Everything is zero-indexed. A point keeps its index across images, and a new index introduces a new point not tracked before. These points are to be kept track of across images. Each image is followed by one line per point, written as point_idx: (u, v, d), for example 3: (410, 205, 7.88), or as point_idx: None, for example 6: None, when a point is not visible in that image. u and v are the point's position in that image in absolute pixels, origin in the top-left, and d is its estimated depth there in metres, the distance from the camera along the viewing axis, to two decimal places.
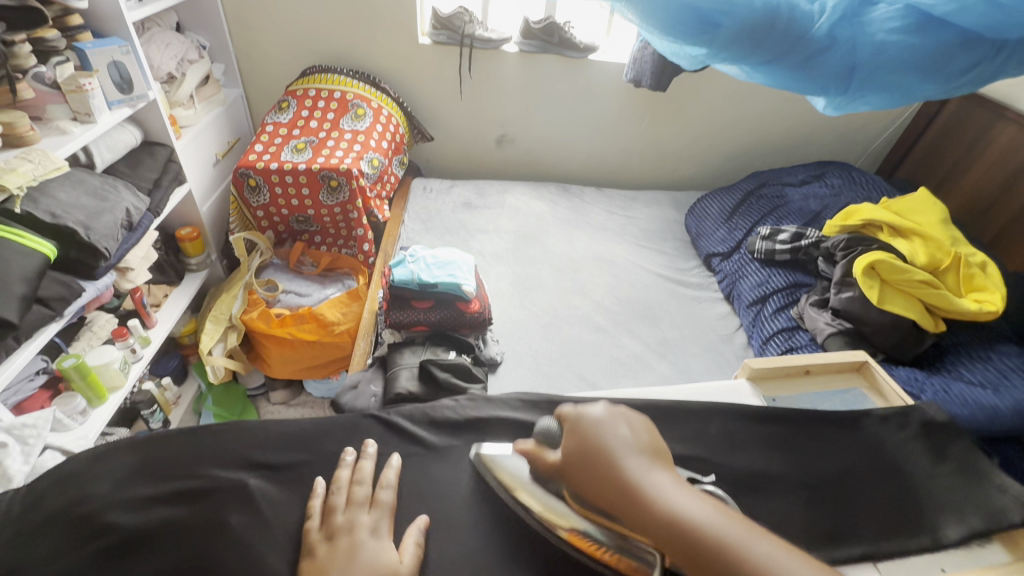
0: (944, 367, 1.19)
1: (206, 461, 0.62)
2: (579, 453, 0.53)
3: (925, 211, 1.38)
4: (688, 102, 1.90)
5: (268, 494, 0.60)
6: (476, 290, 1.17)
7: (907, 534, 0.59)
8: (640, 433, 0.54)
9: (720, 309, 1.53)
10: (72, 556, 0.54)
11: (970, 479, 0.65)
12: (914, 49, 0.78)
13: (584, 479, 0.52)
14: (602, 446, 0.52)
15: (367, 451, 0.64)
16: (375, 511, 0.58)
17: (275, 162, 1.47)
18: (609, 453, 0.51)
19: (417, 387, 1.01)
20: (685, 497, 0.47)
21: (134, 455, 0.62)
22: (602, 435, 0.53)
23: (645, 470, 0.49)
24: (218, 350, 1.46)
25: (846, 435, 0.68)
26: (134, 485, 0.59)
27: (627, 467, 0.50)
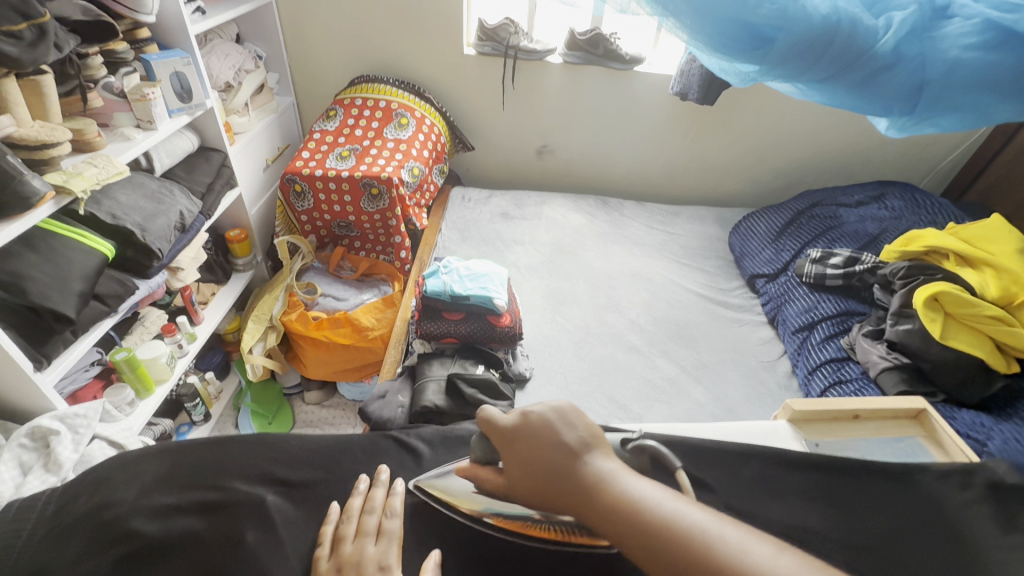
0: (1016, 412, 1.08)
1: (229, 473, 0.63)
2: (521, 457, 0.56)
3: (1000, 239, 1.26)
4: (737, 115, 1.83)
5: (284, 513, 0.61)
6: (507, 304, 1.16)
7: None
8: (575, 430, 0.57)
9: (763, 334, 1.45)
10: (95, 561, 0.56)
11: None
12: (994, 68, 0.71)
13: (526, 482, 0.55)
14: (544, 446, 0.56)
15: (381, 477, 0.64)
16: (381, 543, 0.57)
17: (320, 169, 1.52)
18: (549, 453, 0.55)
19: (443, 401, 1.00)
20: (626, 479, 0.52)
21: (160, 462, 0.64)
22: (539, 437, 0.56)
23: (591, 462, 0.54)
24: (257, 348, 1.51)
25: (898, 491, 0.62)
26: (157, 494, 0.61)
27: (573, 462, 0.54)
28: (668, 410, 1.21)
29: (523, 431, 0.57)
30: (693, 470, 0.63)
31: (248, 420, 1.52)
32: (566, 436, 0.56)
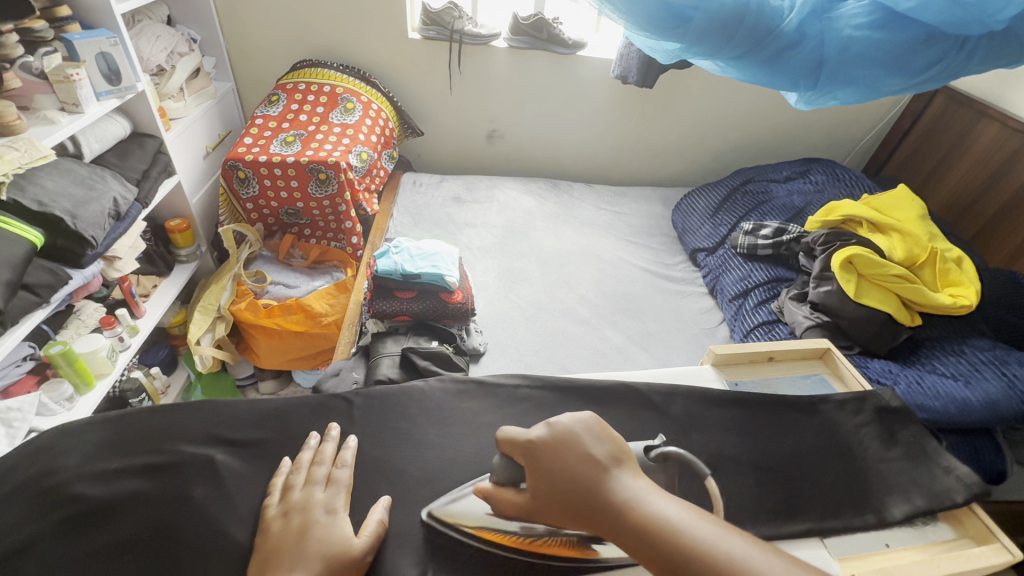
0: (919, 359, 1.20)
1: (176, 439, 0.65)
2: (545, 473, 0.53)
3: (904, 207, 1.41)
4: (676, 99, 1.91)
5: (233, 469, 0.63)
6: (459, 281, 1.19)
7: (855, 512, 0.61)
8: (599, 444, 0.53)
9: (704, 304, 1.55)
10: (36, 525, 0.57)
11: (923, 462, 0.68)
12: (880, 45, 0.80)
13: (545, 502, 0.52)
14: (572, 455, 0.52)
15: (330, 434, 0.66)
16: (329, 489, 0.60)
17: (264, 155, 1.49)
18: (575, 466, 0.51)
19: (398, 374, 1.02)
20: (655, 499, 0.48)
21: (104, 431, 0.65)
22: (567, 450, 0.53)
23: (620, 476, 0.50)
24: (206, 340, 1.47)
25: (804, 419, 0.70)
26: (101, 460, 0.62)
27: (600, 476, 0.50)
28: None
29: (549, 444, 0.54)
30: (625, 413, 0.69)
31: None
32: (594, 452, 0.52)
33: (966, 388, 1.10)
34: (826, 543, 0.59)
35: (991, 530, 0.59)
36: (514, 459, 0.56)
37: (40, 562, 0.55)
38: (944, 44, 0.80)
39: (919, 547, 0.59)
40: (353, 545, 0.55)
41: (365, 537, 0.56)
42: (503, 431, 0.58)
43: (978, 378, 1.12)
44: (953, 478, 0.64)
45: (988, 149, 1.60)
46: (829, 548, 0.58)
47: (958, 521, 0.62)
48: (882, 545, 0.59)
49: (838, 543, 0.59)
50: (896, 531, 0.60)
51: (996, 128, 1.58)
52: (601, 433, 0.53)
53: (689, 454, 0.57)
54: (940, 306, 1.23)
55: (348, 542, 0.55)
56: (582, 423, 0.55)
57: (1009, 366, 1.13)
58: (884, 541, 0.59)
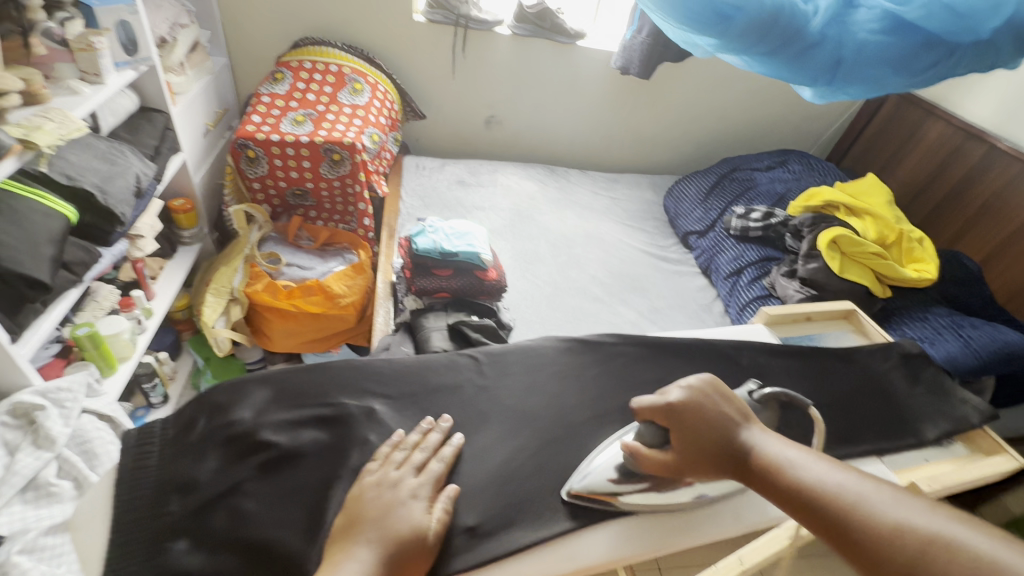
0: (891, 325, 1.40)
1: (336, 391, 0.72)
2: (687, 431, 0.63)
3: (874, 194, 1.60)
4: (666, 90, 2.03)
5: (392, 417, 0.71)
6: (492, 259, 1.25)
7: (901, 437, 0.75)
8: (730, 406, 0.65)
9: (699, 282, 1.69)
10: (237, 469, 0.64)
11: (937, 396, 0.82)
12: (889, 48, 0.93)
13: (696, 457, 0.62)
14: (707, 415, 0.63)
15: (441, 424, 0.69)
16: (421, 477, 0.62)
17: (275, 134, 1.46)
18: (706, 426, 0.62)
19: (450, 345, 1.07)
20: (776, 450, 0.61)
21: (267, 388, 0.71)
22: (708, 410, 0.64)
23: (751, 433, 0.63)
24: (220, 323, 1.44)
25: (842, 366, 0.84)
26: (273, 412, 0.68)
27: (737, 431, 0.63)
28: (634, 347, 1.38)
29: (687, 405, 0.64)
30: (697, 366, 0.80)
31: None
32: (724, 411, 0.64)
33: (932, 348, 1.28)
34: (883, 459, 0.73)
35: (1000, 445, 0.75)
36: (655, 422, 0.65)
37: (254, 500, 0.61)
38: (939, 49, 0.94)
39: (945, 458, 0.75)
40: (426, 535, 0.56)
41: (434, 524, 0.58)
42: (639, 402, 0.67)
43: (940, 339, 1.31)
44: (968, 407, 0.79)
45: (936, 144, 1.83)
46: (886, 463, 0.72)
47: (970, 440, 0.78)
48: (922, 460, 0.74)
49: (894, 460, 0.73)
50: (932, 449, 0.75)
51: (943, 125, 1.81)
52: (719, 393, 0.65)
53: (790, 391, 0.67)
54: (908, 279, 1.42)
55: (426, 527, 0.57)
56: (711, 385, 0.67)
57: (964, 329, 1.33)
58: (924, 457, 0.74)
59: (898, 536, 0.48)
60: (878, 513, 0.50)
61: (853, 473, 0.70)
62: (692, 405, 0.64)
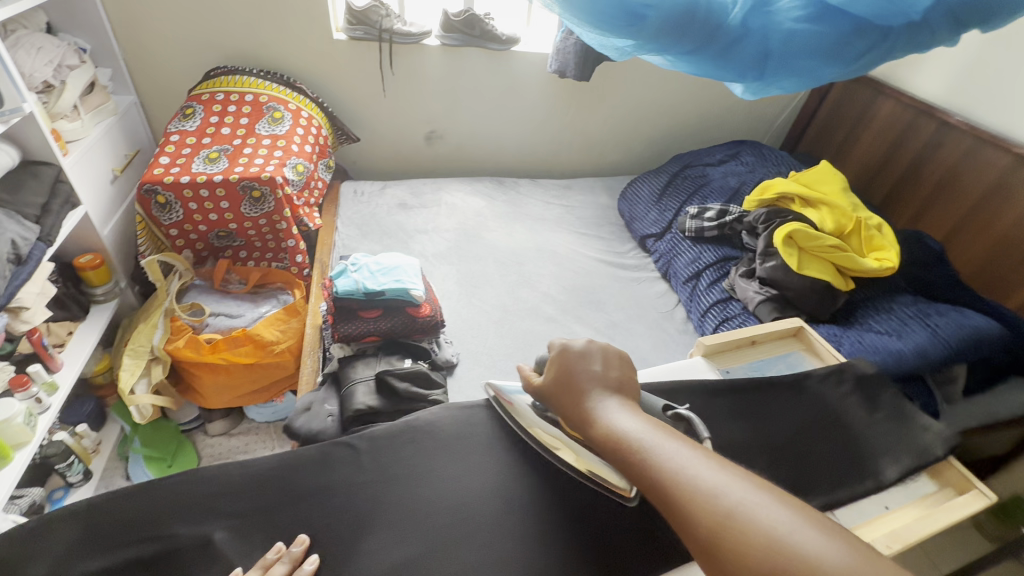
0: (856, 320, 1.33)
1: (166, 522, 0.68)
2: (557, 378, 0.67)
3: (829, 181, 1.53)
4: (610, 89, 1.95)
5: (234, 547, 0.67)
6: (425, 294, 1.16)
7: (855, 481, 0.74)
8: (608, 367, 0.66)
9: (659, 288, 1.61)
10: None
11: (900, 424, 0.82)
12: (818, 37, 0.85)
13: (557, 399, 0.66)
14: (579, 368, 0.66)
15: (290, 551, 0.65)
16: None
17: (186, 175, 1.35)
18: (578, 374, 0.65)
19: (377, 400, 0.97)
20: (622, 416, 0.60)
21: (77, 528, 0.67)
22: (582, 365, 0.66)
23: (608, 395, 0.63)
24: (141, 387, 1.32)
25: (760, 402, 0.80)
26: (83, 560, 0.65)
27: (597, 387, 0.64)
28: None
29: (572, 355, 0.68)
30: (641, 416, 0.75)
31: (142, 468, 1.34)
32: (602, 374, 0.65)
33: (900, 342, 1.22)
34: (836, 513, 0.71)
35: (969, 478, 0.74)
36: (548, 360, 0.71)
37: None
38: (872, 35, 0.87)
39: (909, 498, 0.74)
40: None
41: None
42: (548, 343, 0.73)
43: (908, 331, 1.24)
44: (930, 435, 0.80)
45: (888, 123, 1.78)
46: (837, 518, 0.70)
47: (937, 473, 0.77)
48: (882, 506, 0.73)
49: (845, 514, 0.71)
50: (892, 491, 0.74)
51: (893, 103, 1.76)
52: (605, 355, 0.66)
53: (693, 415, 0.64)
54: (870, 270, 1.35)
55: None
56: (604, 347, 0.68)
57: (931, 318, 1.27)
58: (884, 503, 0.73)
59: (709, 504, 0.47)
60: (702, 483, 0.49)
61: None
62: (573, 357, 0.67)
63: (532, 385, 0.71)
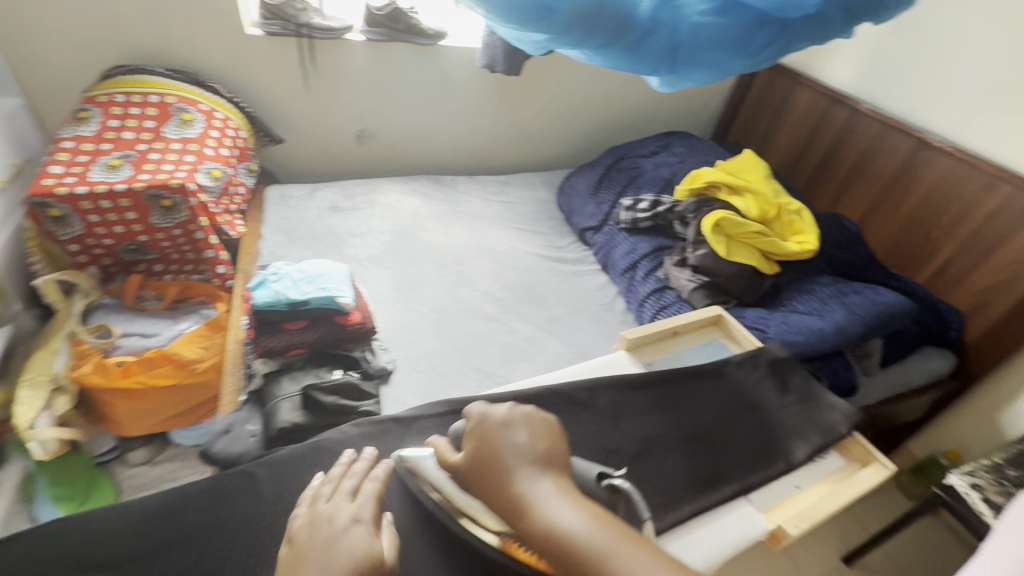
0: (781, 301, 1.39)
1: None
2: (480, 457, 0.62)
3: (752, 169, 1.59)
4: (543, 83, 1.95)
5: None
6: (354, 301, 1.11)
7: (768, 465, 0.81)
8: (536, 442, 0.63)
9: (599, 280, 1.62)
10: None
11: (807, 405, 0.91)
12: (723, 30, 0.88)
13: (480, 482, 0.61)
14: (504, 447, 0.62)
15: (365, 453, 0.72)
16: (358, 500, 0.64)
17: (82, 185, 1.24)
18: (503, 454, 0.61)
19: (301, 417, 0.92)
20: (555, 505, 0.56)
21: None
22: (506, 441, 0.62)
23: (536, 475, 0.59)
24: (43, 420, 1.18)
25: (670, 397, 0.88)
26: None
27: (523, 469, 0.59)
28: (531, 367, 1.29)
29: (497, 428, 0.64)
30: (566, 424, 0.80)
31: (50, 507, 1.22)
32: (529, 451, 0.61)
33: (821, 320, 1.28)
34: (751, 499, 0.77)
35: (871, 452, 0.83)
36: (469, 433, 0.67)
37: None
38: (773, 27, 0.90)
39: (819, 475, 0.82)
40: None
41: None
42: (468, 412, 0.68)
43: (828, 310, 1.31)
44: (836, 414, 0.89)
45: (806, 111, 1.87)
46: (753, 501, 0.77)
47: (845, 449, 0.86)
48: (793, 485, 0.80)
49: (760, 497, 0.78)
50: (801, 471, 0.82)
51: (810, 93, 1.85)
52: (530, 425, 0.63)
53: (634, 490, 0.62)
54: (791, 253, 1.41)
55: None
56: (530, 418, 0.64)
57: (847, 296, 1.33)
58: (794, 483, 0.80)
59: None
60: None
61: (711, 523, 0.73)
62: (498, 435, 0.63)
63: (448, 464, 0.66)
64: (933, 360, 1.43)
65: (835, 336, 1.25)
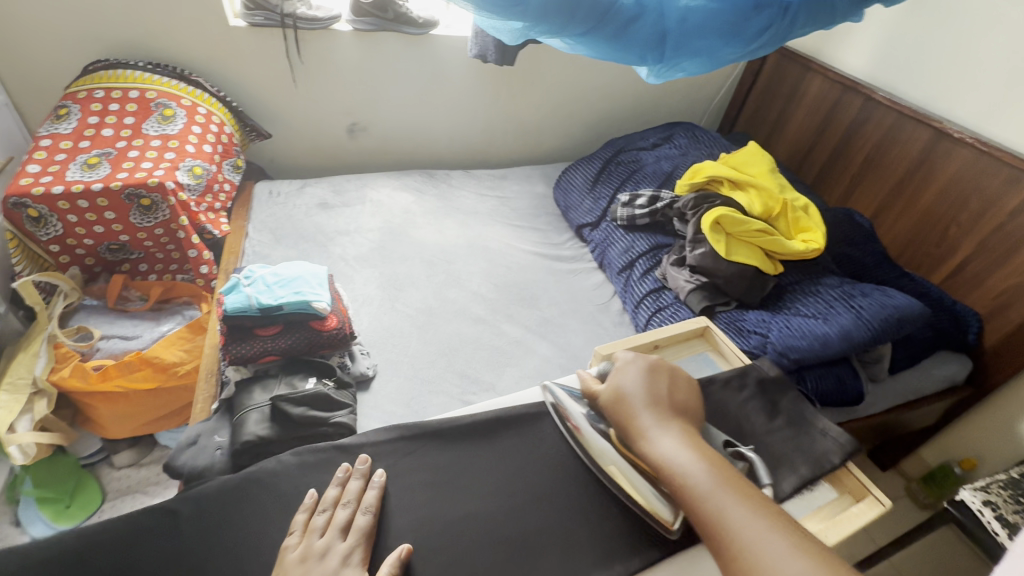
0: (784, 304, 1.31)
1: None
2: (617, 390, 0.71)
3: (756, 163, 1.51)
4: (540, 73, 1.87)
5: None
6: (331, 305, 1.07)
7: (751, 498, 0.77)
8: (668, 392, 0.70)
9: (595, 279, 1.56)
10: None
11: (800, 430, 0.86)
12: (714, 15, 0.83)
13: (611, 408, 0.70)
14: (641, 387, 0.70)
15: (358, 470, 0.74)
16: (349, 538, 0.66)
17: (59, 184, 1.20)
18: (640, 392, 0.69)
19: (268, 429, 0.89)
20: (670, 438, 0.63)
21: None
22: (644, 384, 0.70)
23: (664, 415, 0.66)
24: (23, 424, 1.18)
25: None
26: None
27: (653, 406, 0.67)
28: (519, 372, 1.24)
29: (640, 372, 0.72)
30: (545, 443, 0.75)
31: (34, 511, 1.20)
32: (661, 396, 0.69)
33: (825, 324, 1.21)
34: None
35: (864, 484, 0.79)
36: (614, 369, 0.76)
37: None
38: (771, 11, 0.85)
39: (804, 510, 0.77)
40: None
41: None
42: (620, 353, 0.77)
43: (833, 313, 1.23)
44: (829, 440, 0.84)
45: (817, 100, 1.77)
46: None
47: (838, 480, 0.82)
48: None
49: None
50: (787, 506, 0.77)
51: (820, 80, 1.75)
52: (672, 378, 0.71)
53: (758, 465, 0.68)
54: (796, 252, 1.33)
55: None
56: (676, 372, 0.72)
57: (855, 299, 1.25)
58: None
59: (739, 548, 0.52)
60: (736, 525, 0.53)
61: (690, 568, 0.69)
62: (640, 377, 0.70)
63: (589, 392, 0.75)
64: (946, 364, 1.35)
65: (840, 342, 1.18)
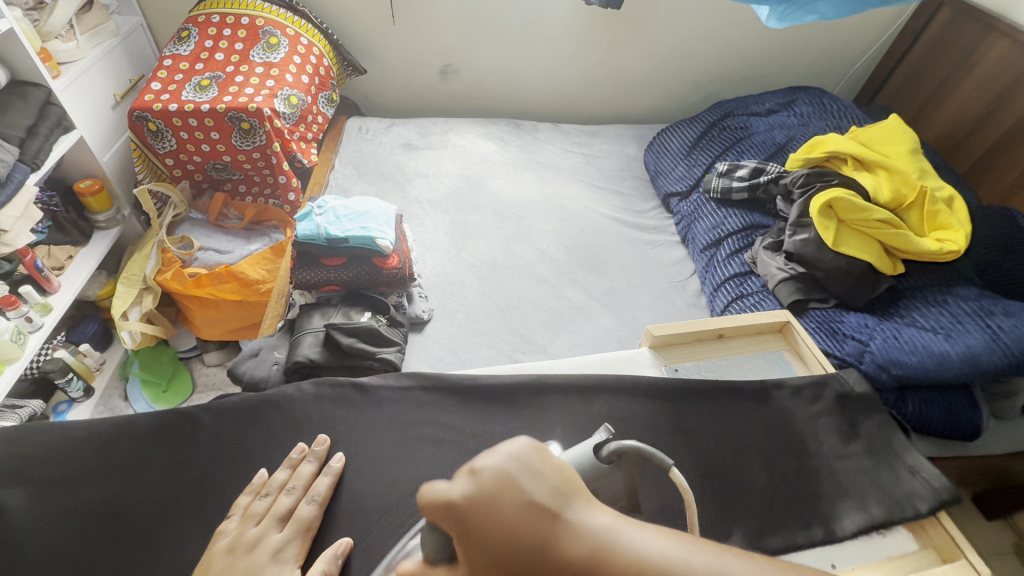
0: (897, 311, 1.12)
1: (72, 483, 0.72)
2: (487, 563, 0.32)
3: (895, 140, 1.28)
4: (650, 20, 1.70)
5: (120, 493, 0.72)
6: (395, 244, 1.08)
7: (802, 529, 0.70)
8: (548, 477, 0.34)
9: (675, 254, 1.43)
10: None
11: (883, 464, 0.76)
12: None
13: None
14: (514, 514, 0.32)
15: (313, 452, 0.73)
16: (285, 531, 0.67)
17: (174, 102, 1.30)
18: (517, 537, 0.32)
19: (319, 354, 0.95)
20: (652, 548, 0.31)
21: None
22: (513, 510, 0.32)
23: (587, 527, 0.32)
24: (133, 314, 1.36)
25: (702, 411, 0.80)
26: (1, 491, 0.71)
27: (567, 535, 0.31)
28: (574, 339, 1.18)
29: (480, 503, 0.33)
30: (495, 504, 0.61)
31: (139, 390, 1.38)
32: (551, 500, 0.33)
33: (947, 342, 1.01)
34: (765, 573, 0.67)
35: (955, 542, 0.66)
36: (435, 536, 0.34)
37: None
38: None
39: (868, 556, 0.68)
40: None
41: None
42: (417, 501, 0.34)
43: (959, 331, 1.03)
44: (918, 480, 0.74)
45: (994, 71, 1.44)
46: None
47: (919, 529, 0.70)
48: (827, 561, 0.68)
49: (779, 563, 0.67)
50: (845, 546, 0.69)
51: (1007, 44, 1.41)
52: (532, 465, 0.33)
53: (648, 448, 0.50)
54: (925, 251, 1.12)
55: None
56: (519, 449, 0.35)
57: (993, 317, 1.04)
58: (829, 560, 0.68)
59: None
60: None
61: None
62: (500, 507, 0.32)
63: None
64: None
65: (962, 366, 0.99)
